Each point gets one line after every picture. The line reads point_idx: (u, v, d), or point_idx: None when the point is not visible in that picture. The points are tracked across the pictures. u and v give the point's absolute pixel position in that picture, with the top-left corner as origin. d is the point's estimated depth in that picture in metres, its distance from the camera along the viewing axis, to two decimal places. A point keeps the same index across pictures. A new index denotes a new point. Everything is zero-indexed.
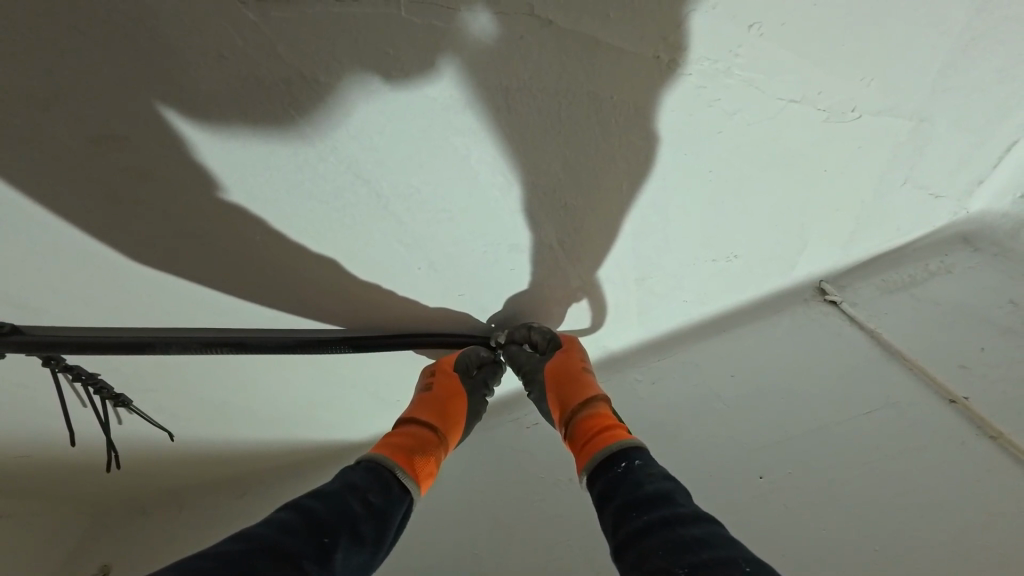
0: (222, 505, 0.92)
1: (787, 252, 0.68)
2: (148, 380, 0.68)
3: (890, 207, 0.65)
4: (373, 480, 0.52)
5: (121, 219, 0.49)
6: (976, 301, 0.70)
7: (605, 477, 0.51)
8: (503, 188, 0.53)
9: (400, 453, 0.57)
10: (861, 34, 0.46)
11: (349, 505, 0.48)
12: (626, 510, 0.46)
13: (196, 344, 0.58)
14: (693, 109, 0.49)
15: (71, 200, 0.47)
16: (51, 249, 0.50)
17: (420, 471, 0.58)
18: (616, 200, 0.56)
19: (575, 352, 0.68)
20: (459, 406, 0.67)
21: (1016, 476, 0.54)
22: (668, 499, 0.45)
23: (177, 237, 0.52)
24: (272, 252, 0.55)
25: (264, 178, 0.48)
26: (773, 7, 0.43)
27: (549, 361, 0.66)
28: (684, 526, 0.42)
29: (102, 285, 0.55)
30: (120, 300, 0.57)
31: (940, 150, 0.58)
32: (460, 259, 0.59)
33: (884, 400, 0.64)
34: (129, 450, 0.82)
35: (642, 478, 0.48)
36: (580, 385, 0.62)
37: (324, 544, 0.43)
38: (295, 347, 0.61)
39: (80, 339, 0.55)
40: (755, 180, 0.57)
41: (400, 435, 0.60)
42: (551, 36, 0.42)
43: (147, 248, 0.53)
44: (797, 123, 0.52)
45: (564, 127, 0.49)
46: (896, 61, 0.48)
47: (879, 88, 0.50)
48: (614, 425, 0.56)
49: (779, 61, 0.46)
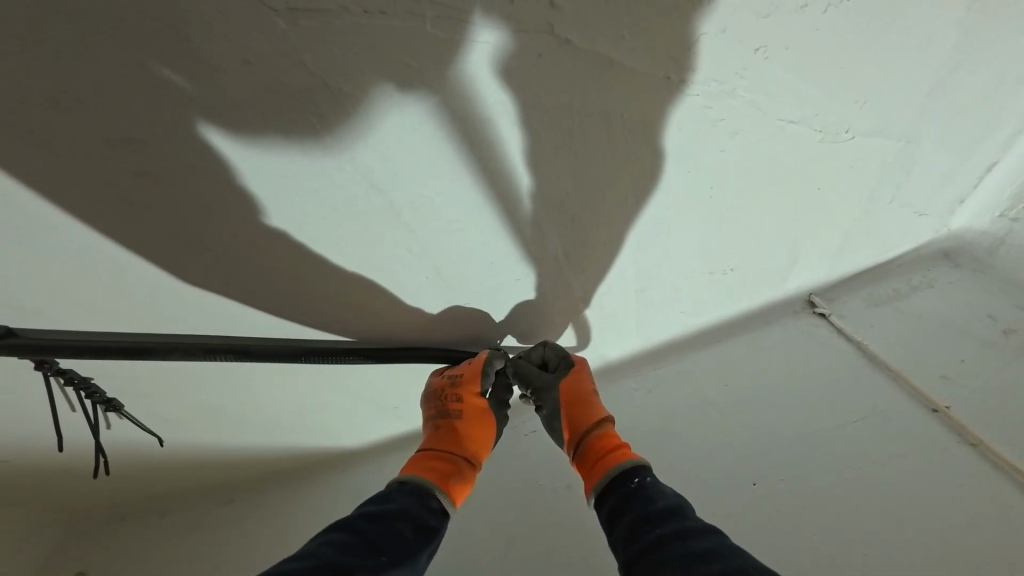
0: (208, 512, 0.90)
1: (781, 266, 0.71)
2: (143, 385, 0.68)
3: (879, 225, 0.68)
4: (421, 505, 0.53)
5: (129, 223, 0.49)
6: (958, 314, 0.72)
7: (615, 494, 0.52)
8: (514, 201, 0.54)
9: (440, 479, 0.57)
10: (858, 60, 0.48)
11: (403, 529, 0.50)
12: (638, 525, 0.47)
13: (200, 349, 0.58)
14: (700, 127, 0.51)
15: (81, 204, 0.47)
16: (56, 252, 0.50)
17: (457, 494, 0.58)
18: (621, 213, 0.58)
19: (584, 376, 0.66)
20: (485, 432, 0.66)
21: (994, 481, 0.57)
22: (678, 514, 0.46)
23: (186, 241, 0.52)
24: (279, 259, 0.55)
25: (279, 183, 0.48)
26: (780, 33, 0.45)
27: (562, 381, 0.65)
28: (694, 539, 0.43)
29: (104, 289, 0.54)
30: (120, 305, 0.56)
31: (926, 170, 0.61)
32: (467, 268, 0.60)
33: (871, 409, 0.67)
34: (116, 456, 0.80)
35: (654, 494, 0.49)
36: (587, 406, 0.62)
37: (383, 562, 0.46)
38: (300, 354, 0.62)
39: (79, 344, 0.54)
40: (753, 197, 0.59)
41: (435, 459, 0.60)
42: (563, 53, 0.43)
43: (154, 254, 0.52)
44: (795, 143, 0.54)
45: (574, 142, 0.50)
46: (888, 86, 0.51)
47: (870, 112, 0.53)
48: (622, 445, 0.57)
49: (780, 83, 0.49)
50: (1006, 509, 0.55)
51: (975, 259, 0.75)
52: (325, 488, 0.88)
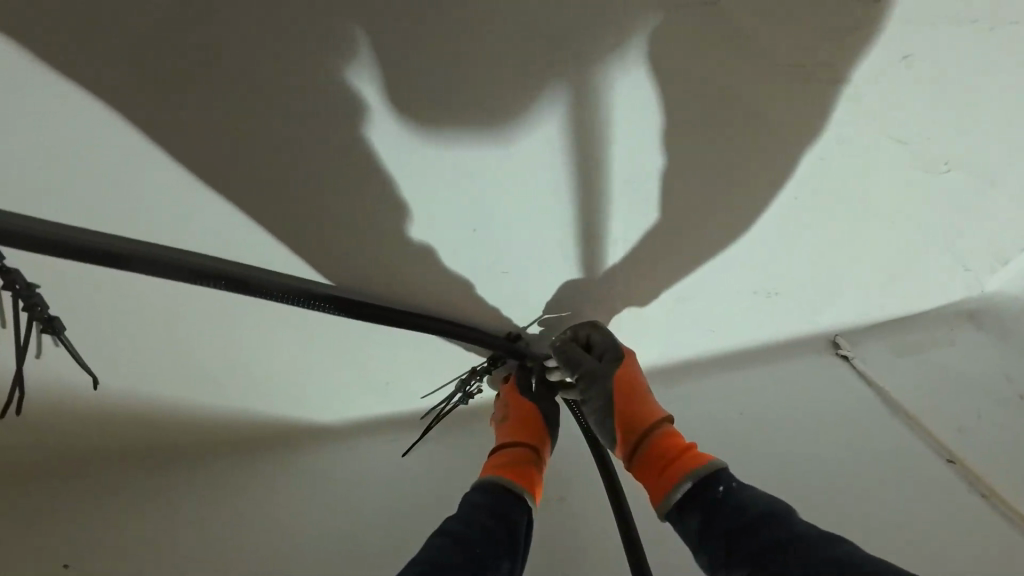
0: (130, 483, 0.75)
1: (822, 299, 0.69)
2: (120, 299, 0.60)
3: (929, 276, 0.69)
4: (513, 503, 0.52)
5: (173, 98, 0.43)
6: (979, 374, 0.73)
7: (699, 503, 0.47)
8: (596, 165, 0.51)
9: (519, 473, 0.55)
10: (985, 92, 0.49)
11: (491, 521, 0.49)
12: (736, 536, 0.43)
13: (188, 272, 0.46)
14: (803, 126, 0.50)
15: (127, 60, 0.41)
16: (72, 113, 0.43)
17: (536, 487, 0.55)
18: (697, 206, 0.55)
19: (637, 371, 0.62)
20: (547, 421, 0.63)
21: (1004, 531, 0.58)
22: (780, 520, 0.42)
23: (231, 131, 0.45)
24: (337, 168, 0.49)
25: (371, 84, 0.44)
26: (929, 42, 0.45)
27: (616, 369, 0.60)
28: (808, 549, 0.38)
29: (112, 173, 0.47)
30: (124, 197, 0.49)
31: (994, 226, 0.62)
32: (519, 233, 0.56)
33: (888, 451, 0.66)
34: (40, 392, 0.67)
35: (747, 499, 0.45)
36: (643, 405, 0.57)
37: (508, 549, 0.48)
38: (297, 297, 0.52)
39: (29, 235, 0.40)
40: (831, 216, 0.58)
41: (510, 456, 0.57)
42: (704, 11, 0.42)
43: (187, 143, 0.46)
44: (893, 166, 0.54)
45: (676, 110, 0.48)
46: (999, 126, 0.51)
47: (974, 148, 0.53)
48: (689, 447, 0.52)
49: (910, 96, 0.48)
50: (1012, 552, 0.57)
51: (997, 324, 0.76)
52: (282, 467, 0.77)
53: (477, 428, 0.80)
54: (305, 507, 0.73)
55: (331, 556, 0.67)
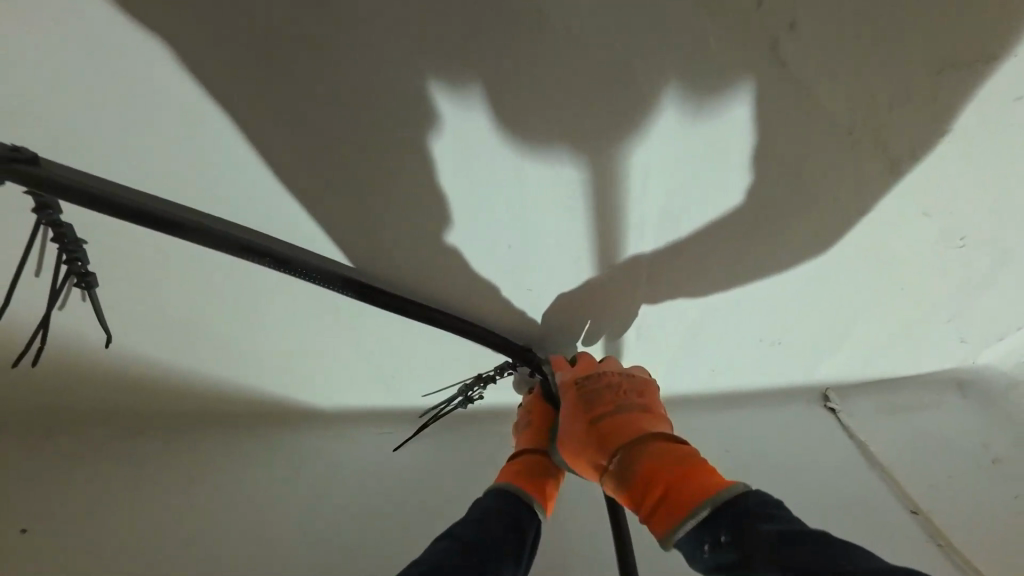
0: (126, 443, 0.76)
1: (821, 351, 0.73)
2: (146, 264, 0.60)
3: (926, 340, 0.73)
4: (522, 511, 0.54)
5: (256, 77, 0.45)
6: (959, 439, 0.76)
7: (706, 553, 0.45)
8: (642, 193, 0.53)
9: (531, 480, 0.58)
10: (1007, 173, 0.54)
11: (499, 530, 0.51)
12: None
13: (236, 244, 0.50)
14: (829, 183, 0.54)
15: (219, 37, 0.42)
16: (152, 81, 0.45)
17: (548, 497, 0.59)
18: (721, 246, 0.59)
19: (598, 397, 0.59)
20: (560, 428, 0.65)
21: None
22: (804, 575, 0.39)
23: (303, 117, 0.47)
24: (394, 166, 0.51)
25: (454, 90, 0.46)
26: (968, 123, 0.50)
27: (572, 412, 0.59)
28: None
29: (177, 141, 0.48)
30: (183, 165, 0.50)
31: (993, 302, 0.67)
32: (550, 250, 0.58)
33: (861, 497, 0.70)
34: (52, 343, 0.67)
35: (758, 548, 0.42)
36: (616, 441, 0.56)
37: (513, 555, 0.50)
38: (336, 282, 0.55)
39: (98, 193, 0.44)
40: (843, 272, 0.63)
41: (522, 465, 0.60)
42: (762, 70, 0.46)
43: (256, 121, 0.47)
44: (910, 231, 0.59)
45: (722, 155, 0.51)
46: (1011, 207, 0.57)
47: (987, 224, 0.58)
48: (671, 485, 0.50)
49: (943, 167, 0.53)
50: None
51: (982, 394, 0.80)
52: (276, 446, 0.78)
53: (472, 431, 0.81)
54: (296, 487, 0.73)
55: (313, 535, 0.68)
